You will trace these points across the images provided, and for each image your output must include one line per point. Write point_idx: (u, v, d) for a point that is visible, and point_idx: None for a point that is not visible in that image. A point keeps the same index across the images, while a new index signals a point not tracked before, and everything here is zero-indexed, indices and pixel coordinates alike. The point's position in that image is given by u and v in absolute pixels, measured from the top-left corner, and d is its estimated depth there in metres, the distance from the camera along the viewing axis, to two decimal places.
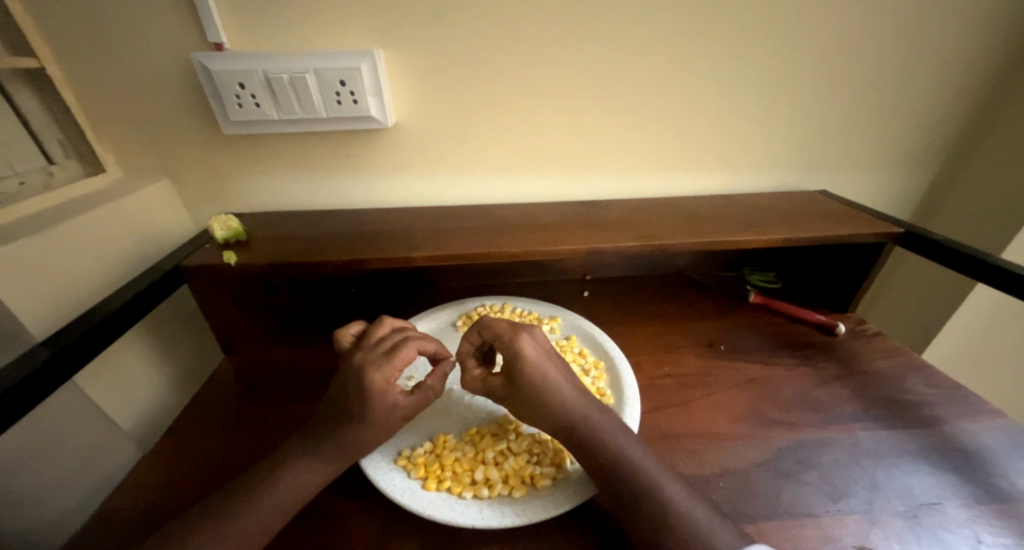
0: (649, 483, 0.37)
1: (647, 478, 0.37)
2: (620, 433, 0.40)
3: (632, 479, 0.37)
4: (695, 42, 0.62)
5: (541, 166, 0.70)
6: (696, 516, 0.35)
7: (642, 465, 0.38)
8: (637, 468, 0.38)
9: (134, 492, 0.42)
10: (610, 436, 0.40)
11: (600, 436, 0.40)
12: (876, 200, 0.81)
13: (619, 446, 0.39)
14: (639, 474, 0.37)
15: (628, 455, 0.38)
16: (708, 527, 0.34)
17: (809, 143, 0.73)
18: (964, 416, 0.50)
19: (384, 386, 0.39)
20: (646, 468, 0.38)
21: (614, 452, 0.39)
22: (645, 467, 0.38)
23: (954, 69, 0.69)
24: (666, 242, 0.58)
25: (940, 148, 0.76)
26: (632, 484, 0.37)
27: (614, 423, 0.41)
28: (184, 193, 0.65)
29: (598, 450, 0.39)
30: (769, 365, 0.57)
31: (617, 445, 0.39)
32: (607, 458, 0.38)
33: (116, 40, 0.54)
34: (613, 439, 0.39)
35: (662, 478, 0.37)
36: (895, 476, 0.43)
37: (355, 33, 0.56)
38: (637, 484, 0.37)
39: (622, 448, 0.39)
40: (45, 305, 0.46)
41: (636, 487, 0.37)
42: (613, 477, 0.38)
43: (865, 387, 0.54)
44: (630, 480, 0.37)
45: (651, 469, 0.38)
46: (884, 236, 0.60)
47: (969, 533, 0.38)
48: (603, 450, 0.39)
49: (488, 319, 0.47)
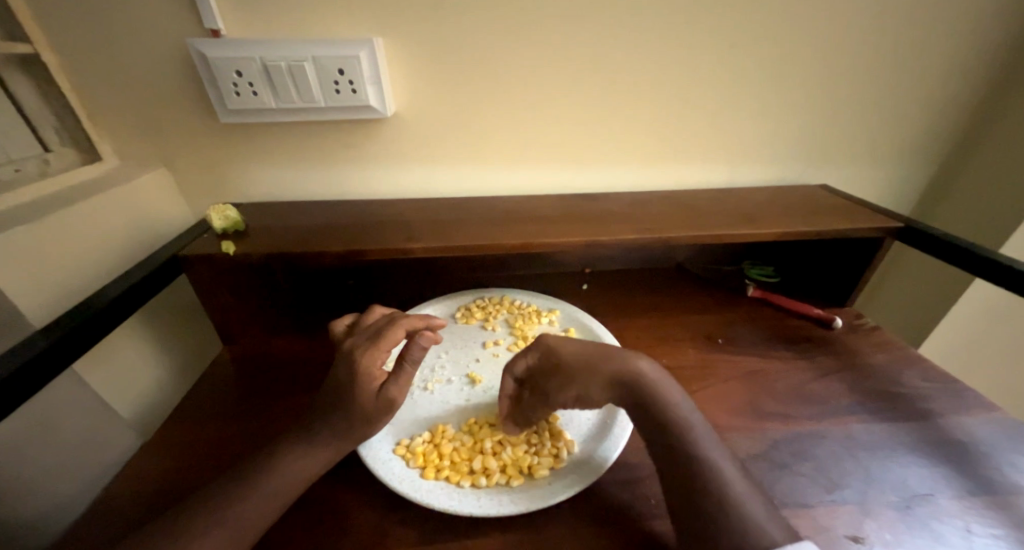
0: (694, 444, 0.37)
1: (694, 440, 0.37)
2: (677, 397, 0.40)
3: (681, 439, 0.37)
4: (698, 34, 0.61)
5: (541, 159, 0.70)
6: (732, 478, 0.35)
7: (691, 426, 0.38)
8: (687, 428, 0.38)
9: (135, 479, 0.43)
10: (667, 397, 0.39)
11: (657, 397, 0.39)
12: (876, 195, 0.81)
13: (675, 407, 0.39)
14: (689, 434, 0.37)
15: (681, 416, 0.38)
16: (742, 492, 0.34)
17: (810, 137, 0.73)
18: (960, 409, 0.50)
19: (369, 366, 0.40)
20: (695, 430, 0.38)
21: (667, 413, 0.38)
22: (695, 428, 0.38)
23: (958, 64, 0.68)
24: (667, 235, 0.58)
25: (941, 144, 0.76)
26: (678, 444, 0.37)
27: (674, 387, 0.41)
28: (182, 182, 0.65)
29: (653, 410, 0.39)
30: (767, 358, 0.58)
31: (675, 407, 0.39)
32: (657, 420, 0.38)
33: (110, 25, 0.53)
34: (670, 400, 0.39)
35: (709, 441, 0.37)
36: (888, 467, 0.43)
37: (354, 20, 0.56)
38: (683, 444, 0.37)
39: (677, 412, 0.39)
40: (42, 293, 0.46)
41: (681, 447, 0.37)
42: (665, 437, 0.37)
43: (861, 380, 0.54)
44: (678, 442, 0.37)
45: (700, 430, 0.38)
46: (884, 230, 0.60)
47: (960, 523, 0.39)
48: (657, 410, 0.39)
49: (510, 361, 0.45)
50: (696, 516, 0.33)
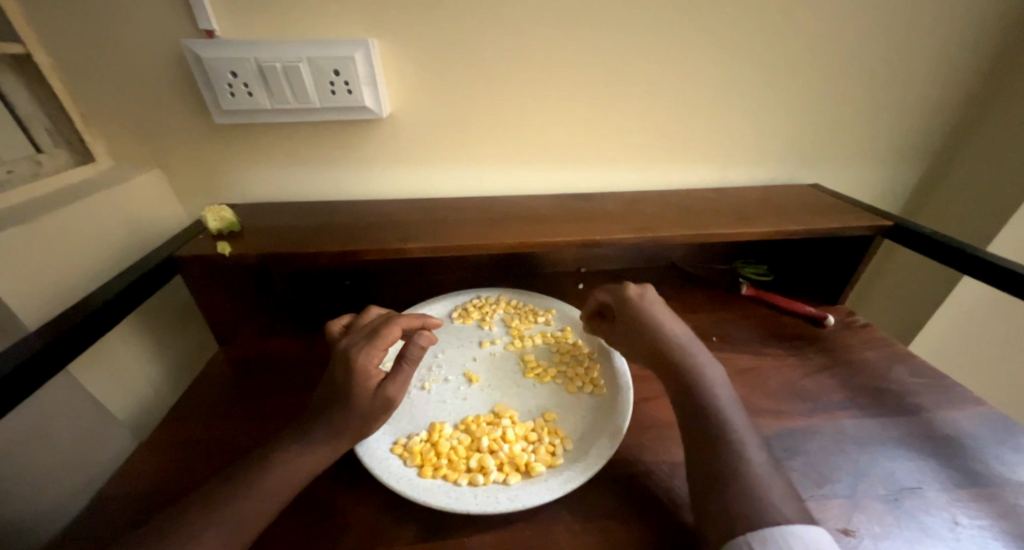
0: (725, 424, 0.39)
1: (725, 420, 0.40)
2: (716, 382, 0.43)
3: (712, 420, 0.40)
4: (690, 35, 0.62)
5: (536, 159, 0.71)
6: (752, 456, 0.37)
7: (723, 407, 0.41)
8: (718, 411, 0.40)
9: (130, 480, 0.43)
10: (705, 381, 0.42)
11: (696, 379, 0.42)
12: (867, 194, 0.82)
13: (710, 389, 0.42)
14: (719, 415, 0.40)
15: (714, 399, 0.41)
16: (762, 470, 0.36)
17: (802, 137, 0.74)
18: (946, 403, 0.51)
19: (366, 364, 0.40)
20: (727, 410, 0.41)
21: (704, 393, 0.41)
22: (726, 411, 0.40)
23: (945, 65, 0.69)
24: (661, 234, 0.59)
25: (929, 143, 0.77)
26: (708, 425, 0.39)
27: (716, 373, 0.44)
28: (176, 183, 0.65)
29: (690, 391, 0.42)
30: (759, 355, 0.58)
31: (710, 391, 0.42)
32: (692, 399, 0.41)
33: (104, 26, 0.52)
34: (709, 383, 0.42)
35: (739, 422, 0.40)
36: (877, 461, 0.44)
37: (350, 21, 0.56)
38: (714, 424, 0.39)
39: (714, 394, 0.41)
40: (35, 294, 0.46)
41: (712, 427, 0.39)
42: (699, 417, 0.40)
43: (851, 376, 0.55)
44: (710, 422, 0.39)
45: (731, 412, 0.40)
46: (873, 229, 0.61)
47: (947, 515, 0.39)
48: (694, 389, 0.42)
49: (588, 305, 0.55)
50: (715, 493, 0.35)
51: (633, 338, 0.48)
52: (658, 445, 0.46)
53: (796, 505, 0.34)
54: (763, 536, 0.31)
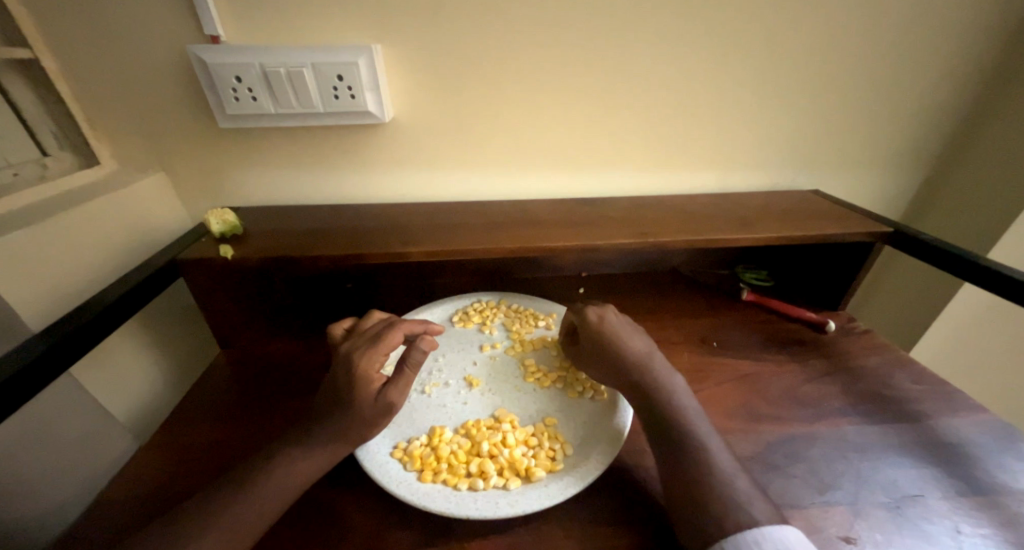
0: (690, 432, 0.40)
1: (690, 428, 0.40)
2: (678, 391, 0.44)
3: (676, 428, 0.40)
4: (691, 42, 0.62)
5: (537, 164, 0.71)
6: (720, 462, 0.38)
7: (690, 418, 0.41)
8: (682, 419, 0.41)
9: (131, 483, 0.43)
10: (665, 391, 0.43)
11: (657, 392, 0.43)
12: (868, 199, 0.82)
13: (673, 399, 0.43)
14: (684, 422, 0.41)
15: (677, 408, 0.42)
16: (729, 475, 0.37)
17: (802, 143, 0.74)
18: (948, 411, 0.51)
19: (368, 369, 0.40)
20: (694, 423, 0.41)
21: (666, 404, 0.42)
22: (691, 419, 0.41)
23: (945, 73, 0.70)
24: (661, 239, 0.59)
25: (930, 150, 0.77)
26: (672, 433, 0.40)
27: (677, 384, 0.45)
28: (180, 186, 0.65)
29: (653, 402, 0.43)
30: (760, 360, 0.58)
31: (672, 399, 0.43)
32: (654, 409, 0.42)
33: (110, 31, 0.53)
34: (673, 396, 0.43)
35: (702, 429, 0.40)
36: (879, 468, 0.44)
37: (354, 27, 0.56)
38: (679, 432, 0.40)
39: (676, 403, 0.42)
40: (39, 296, 0.46)
41: (676, 435, 0.40)
42: (661, 426, 0.41)
43: (853, 382, 0.55)
44: (672, 431, 0.40)
45: (694, 419, 0.41)
46: (873, 235, 0.61)
47: (949, 524, 0.39)
48: (659, 405, 0.42)
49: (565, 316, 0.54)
50: (686, 500, 0.36)
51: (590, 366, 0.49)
52: None
53: (768, 506, 0.34)
54: (736, 539, 0.32)
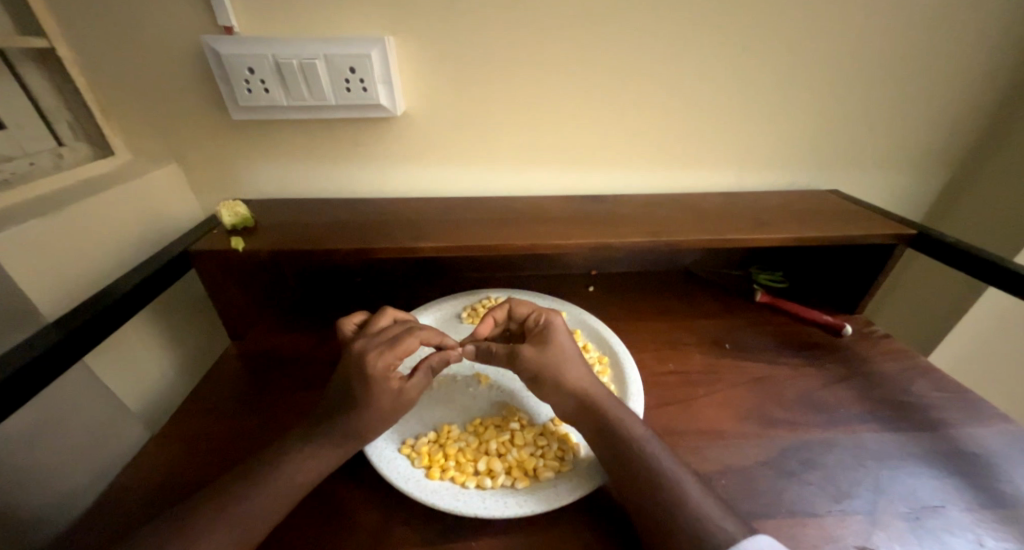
0: (643, 452, 0.38)
1: (642, 448, 0.39)
2: (621, 409, 0.42)
3: (629, 448, 0.39)
4: (709, 36, 0.61)
5: (549, 160, 0.70)
6: (682, 483, 0.36)
7: (642, 440, 0.39)
8: (633, 439, 0.39)
9: (142, 473, 0.43)
10: (608, 411, 0.41)
11: (603, 409, 0.41)
12: (887, 200, 0.80)
13: (619, 420, 0.41)
14: (635, 444, 0.39)
15: (628, 429, 0.40)
16: (695, 495, 0.35)
17: (821, 141, 0.72)
18: (971, 420, 0.49)
19: (386, 371, 0.40)
20: (648, 444, 0.39)
21: (613, 425, 0.40)
22: (642, 439, 0.39)
23: (972, 71, 0.67)
24: (674, 238, 0.58)
25: (954, 150, 0.75)
26: (627, 455, 0.38)
27: (617, 401, 0.43)
28: (192, 177, 0.65)
29: (600, 425, 0.41)
30: (774, 365, 0.57)
31: (618, 418, 0.41)
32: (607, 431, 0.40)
33: (123, 20, 0.53)
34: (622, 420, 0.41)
35: (655, 448, 0.39)
36: (898, 478, 0.43)
37: (366, 19, 0.56)
38: (634, 451, 0.38)
39: (623, 422, 0.41)
40: (53, 285, 0.46)
41: (632, 456, 0.38)
42: (614, 446, 0.39)
43: (871, 389, 0.54)
44: (628, 451, 0.38)
45: (646, 440, 0.39)
46: (894, 238, 0.60)
47: (972, 537, 0.38)
48: (610, 426, 0.40)
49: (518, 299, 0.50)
50: (653, 526, 0.34)
51: (522, 345, 0.45)
52: None
53: (738, 522, 0.34)
54: None
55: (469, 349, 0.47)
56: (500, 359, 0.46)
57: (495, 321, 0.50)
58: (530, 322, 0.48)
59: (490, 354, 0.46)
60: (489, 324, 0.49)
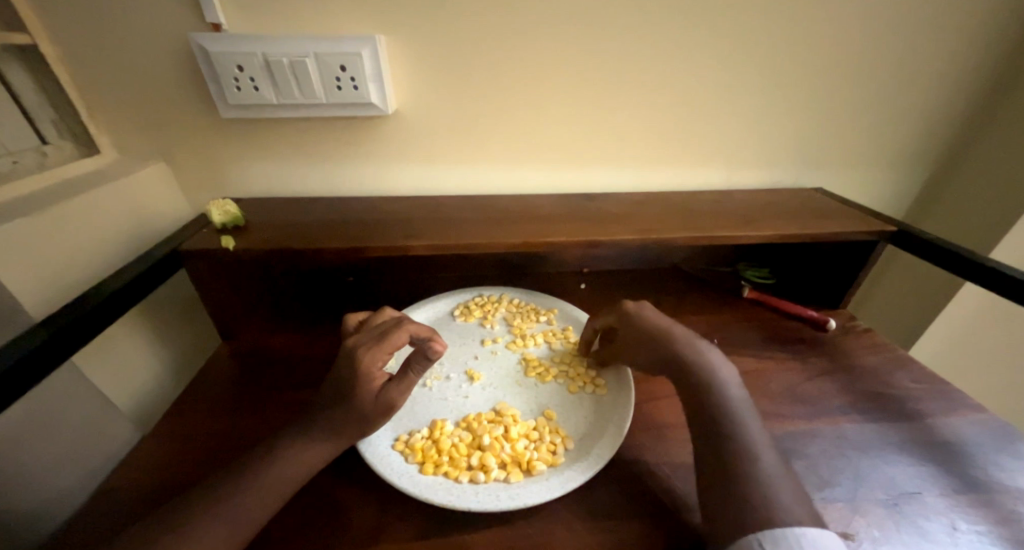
0: (734, 423, 0.39)
1: (733, 419, 0.39)
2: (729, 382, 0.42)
3: (721, 416, 0.39)
4: (697, 37, 0.62)
5: (541, 159, 0.71)
6: (762, 459, 0.37)
7: (738, 408, 0.40)
8: (733, 412, 0.40)
9: (135, 473, 0.43)
10: (712, 379, 0.42)
11: (707, 377, 0.42)
12: (871, 198, 0.82)
13: (723, 390, 0.41)
14: (730, 414, 0.39)
15: (726, 397, 0.41)
16: (773, 471, 0.36)
17: (807, 140, 0.74)
18: (946, 410, 0.51)
19: (370, 368, 0.40)
20: (741, 413, 0.40)
21: (716, 396, 0.40)
22: (741, 413, 0.40)
23: (951, 72, 0.69)
24: (664, 236, 0.59)
25: (934, 148, 0.77)
26: (718, 426, 0.39)
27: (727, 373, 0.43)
28: (180, 176, 0.65)
29: (702, 390, 0.41)
30: (761, 358, 0.58)
31: (720, 387, 0.41)
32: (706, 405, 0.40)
33: (109, 16, 0.52)
34: (724, 385, 0.41)
35: (750, 419, 0.39)
36: (877, 466, 0.44)
37: (357, 17, 0.56)
38: (724, 420, 0.39)
39: (728, 396, 0.41)
40: (39, 286, 0.46)
41: (723, 427, 0.39)
42: (709, 412, 0.40)
43: (853, 381, 0.55)
44: (718, 421, 0.39)
45: (745, 412, 0.40)
46: (876, 234, 0.61)
47: (946, 521, 0.39)
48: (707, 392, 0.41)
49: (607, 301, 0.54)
50: (723, 490, 0.35)
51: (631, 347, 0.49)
52: (655, 445, 0.46)
53: (808, 509, 0.34)
54: (774, 535, 0.31)
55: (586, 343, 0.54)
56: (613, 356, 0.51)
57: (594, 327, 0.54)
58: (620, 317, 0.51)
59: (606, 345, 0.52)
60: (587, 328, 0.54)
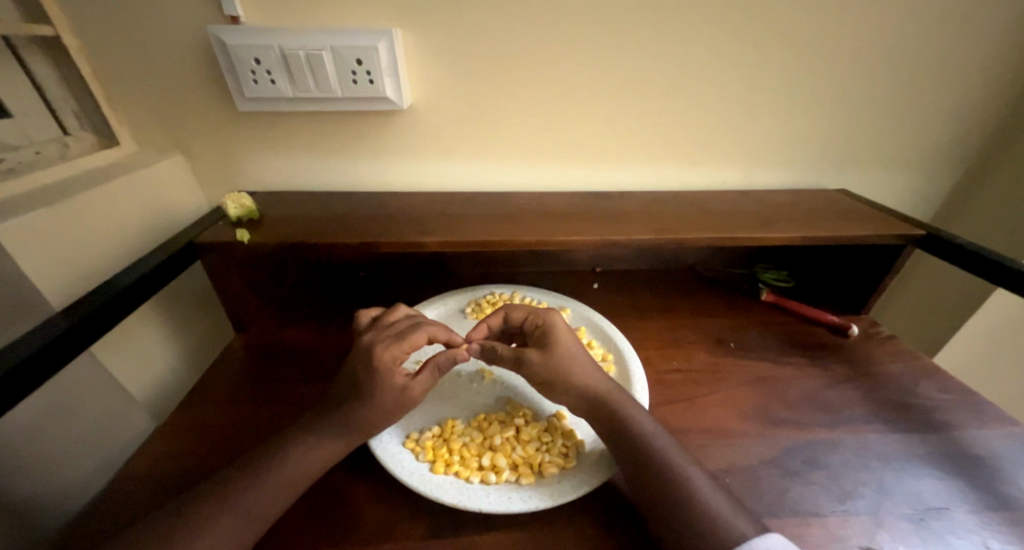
0: (657, 451, 0.38)
1: (655, 448, 0.39)
2: (638, 411, 0.42)
3: (643, 447, 0.39)
4: (720, 32, 0.60)
5: (556, 155, 0.69)
6: (697, 483, 0.36)
7: (654, 438, 0.39)
8: (648, 440, 0.39)
9: (150, 463, 0.43)
10: (625, 410, 0.41)
11: (618, 410, 0.41)
12: (896, 201, 0.79)
13: (634, 420, 0.41)
14: (647, 442, 0.39)
15: (640, 427, 0.40)
16: (707, 492, 0.35)
17: (831, 139, 0.71)
18: (976, 422, 0.49)
19: (391, 364, 0.40)
20: (659, 442, 0.39)
21: (629, 424, 0.40)
22: (657, 440, 0.39)
23: (986, 70, 0.67)
24: (680, 236, 0.57)
25: (966, 149, 0.74)
26: (641, 454, 0.38)
27: (634, 403, 0.43)
28: (197, 169, 0.65)
29: (618, 421, 0.41)
30: (780, 364, 0.57)
31: (633, 419, 0.41)
32: (626, 436, 0.40)
33: (129, 8, 0.53)
34: (634, 416, 0.41)
35: (669, 447, 0.39)
36: (903, 479, 0.43)
37: (374, 10, 0.55)
38: (647, 450, 0.38)
39: (641, 425, 0.40)
40: (59, 275, 0.46)
41: (649, 455, 0.38)
42: (627, 444, 0.39)
43: (876, 389, 0.53)
44: (643, 450, 0.38)
45: (660, 439, 0.39)
46: (903, 238, 0.59)
47: (976, 539, 0.38)
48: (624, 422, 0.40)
49: (509, 305, 0.49)
50: (671, 518, 0.34)
51: (528, 350, 0.44)
52: None
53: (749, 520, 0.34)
54: None
55: (474, 347, 0.46)
56: (506, 361, 0.46)
57: (489, 327, 0.49)
58: (530, 326, 0.47)
59: (495, 354, 0.46)
60: (483, 330, 0.49)
